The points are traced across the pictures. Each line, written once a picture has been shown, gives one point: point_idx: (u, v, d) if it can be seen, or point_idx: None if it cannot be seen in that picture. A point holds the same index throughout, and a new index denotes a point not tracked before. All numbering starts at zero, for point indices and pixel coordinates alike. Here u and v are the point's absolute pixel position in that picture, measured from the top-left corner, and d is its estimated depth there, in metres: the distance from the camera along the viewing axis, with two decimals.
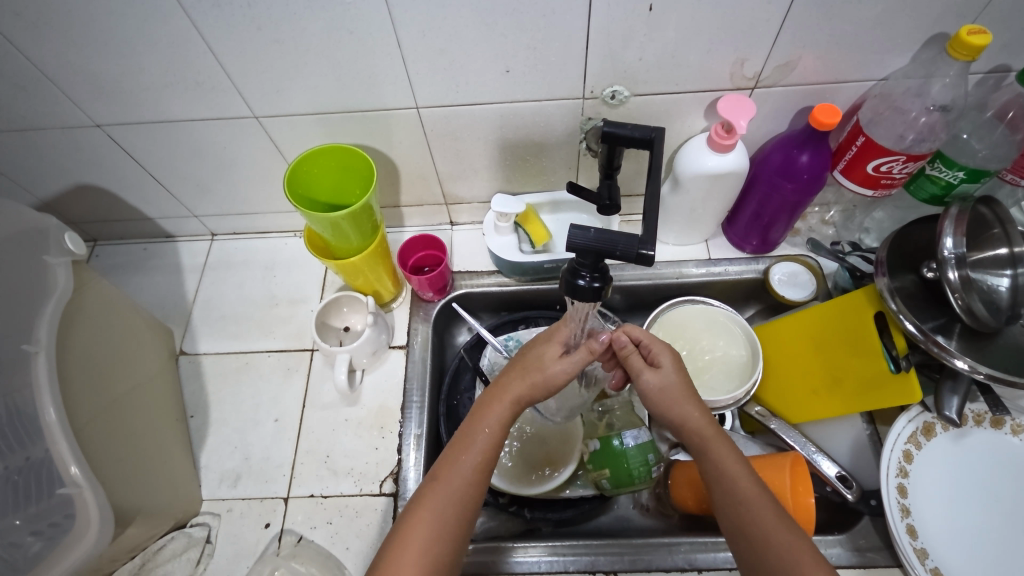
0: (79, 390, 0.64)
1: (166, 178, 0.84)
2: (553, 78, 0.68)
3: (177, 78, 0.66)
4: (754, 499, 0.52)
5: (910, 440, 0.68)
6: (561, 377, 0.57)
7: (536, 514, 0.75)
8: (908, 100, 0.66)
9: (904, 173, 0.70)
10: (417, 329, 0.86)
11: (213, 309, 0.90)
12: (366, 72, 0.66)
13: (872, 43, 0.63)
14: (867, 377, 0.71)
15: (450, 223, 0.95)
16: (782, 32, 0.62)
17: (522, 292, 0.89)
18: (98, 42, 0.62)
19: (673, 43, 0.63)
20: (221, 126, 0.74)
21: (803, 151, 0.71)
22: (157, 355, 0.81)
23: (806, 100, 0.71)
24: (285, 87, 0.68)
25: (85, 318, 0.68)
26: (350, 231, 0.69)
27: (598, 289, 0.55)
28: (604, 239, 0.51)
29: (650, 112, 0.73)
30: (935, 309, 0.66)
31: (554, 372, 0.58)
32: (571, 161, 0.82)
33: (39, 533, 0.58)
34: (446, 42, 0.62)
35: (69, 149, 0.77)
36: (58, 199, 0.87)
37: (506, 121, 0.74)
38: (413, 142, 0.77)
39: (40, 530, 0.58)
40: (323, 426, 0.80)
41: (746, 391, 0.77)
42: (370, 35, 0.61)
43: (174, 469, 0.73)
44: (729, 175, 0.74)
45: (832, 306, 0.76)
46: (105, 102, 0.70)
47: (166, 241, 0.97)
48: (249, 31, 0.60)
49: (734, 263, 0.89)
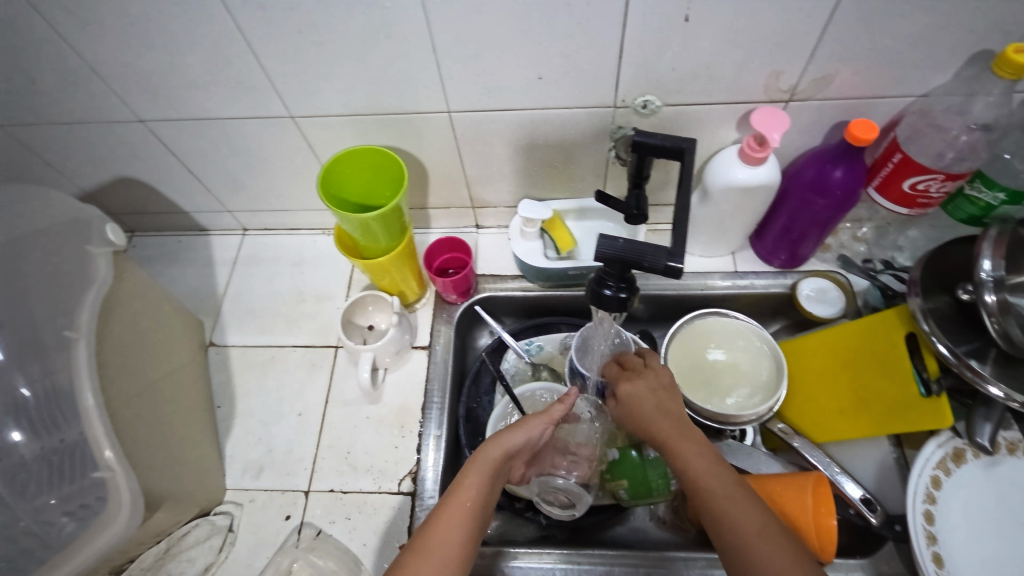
0: (115, 376, 0.66)
1: (203, 173, 0.86)
2: (585, 86, 0.68)
3: (219, 76, 0.68)
4: (726, 495, 0.55)
5: (938, 466, 0.66)
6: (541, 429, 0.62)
7: (551, 521, 0.75)
8: (948, 119, 0.64)
9: (941, 192, 0.68)
10: (439, 330, 0.87)
11: (242, 302, 0.93)
12: (401, 76, 0.67)
13: (912, 59, 0.62)
14: (895, 399, 0.70)
15: (475, 226, 0.96)
16: (820, 46, 0.61)
17: (545, 298, 0.89)
18: (145, 41, 0.64)
19: (708, 54, 0.63)
20: (258, 125, 0.76)
21: (837, 166, 0.70)
22: (187, 345, 0.83)
23: (842, 114, 0.70)
24: (322, 88, 0.69)
25: (122, 306, 0.71)
26: (379, 232, 0.70)
27: (624, 299, 0.55)
28: (632, 250, 0.52)
29: (682, 122, 0.73)
30: (969, 332, 0.65)
31: (533, 426, 0.61)
32: (599, 169, 0.82)
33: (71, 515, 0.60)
34: (481, 48, 0.63)
35: (113, 143, 0.80)
36: (100, 190, 0.90)
37: (536, 127, 0.75)
38: (444, 145, 0.78)
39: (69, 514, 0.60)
40: (345, 423, 0.81)
41: (769, 407, 0.76)
42: (406, 39, 0.62)
43: (200, 457, 0.75)
44: (759, 189, 0.73)
45: (861, 325, 0.74)
46: (148, 98, 0.72)
47: (200, 234, 1.00)
48: (290, 33, 0.62)
49: (761, 277, 0.88)
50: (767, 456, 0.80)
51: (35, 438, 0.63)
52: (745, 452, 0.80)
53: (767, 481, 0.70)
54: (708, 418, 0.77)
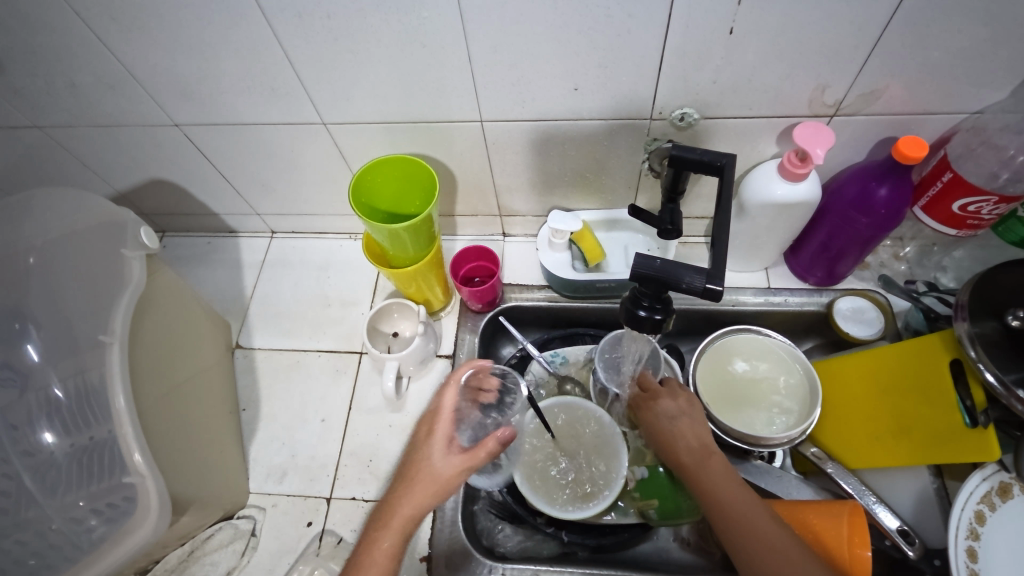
0: (147, 378, 0.66)
1: (234, 176, 0.87)
2: (621, 97, 0.66)
3: (253, 82, 0.68)
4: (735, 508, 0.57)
5: (983, 500, 0.64)
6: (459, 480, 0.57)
7: (573, 538, 0.74)
8: (1005, 137, 0.61)
9: (994, 215, 0.65)
10: (464, 339, 0.86)
11: (268, 305, 0.93)
12: (435, 85, 0.66)
13: (968, 75, 0.60)
14: (938, 429, 0.67)
15: (502, 234, 0.95)
16: (870, 59, 0.59)
17: (572, 309, 0.88)
18: (183, 46, 0.65)
19: (751, 67, 0.61)
20: (290, 131, 0.76)
21: (882, 184, 0.67)
22: (214, 348, 0.84)
23: (889, 130, 0.68)
24: (355, 96, 0.69)
25: (154, 308, 0.71)
26: (408, 241, 0.70)
27: (659, 321, 0.54)
28: (668, 271, 0.50)
29: (719, 135, 0.71)
30: (1019, 360, 0.61)
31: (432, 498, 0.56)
32: (631, 180, 0.81)
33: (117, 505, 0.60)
34: (517, 58, 0.62)
35: (149, 146, 0.81)
36: (133, 191, 0.91)
37: (569, 137, 0.73)
38: (474, 154, 0.77)
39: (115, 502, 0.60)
40: (368, 430, 0.81)
41: (802, 430, 0.74)
42: (442, 48, 0.61)
43: (225, 460, 0.76)
44: (798, 206, 0.71)
45: (903, 349, 0.72)
46: (184, 103, 0.73)
47: (229, 236, 1.01)
48: (326, 41, 0.62)
49: (795, 294, 0.85)
50: (797, 480, 0.77)
51: (70, 434, 0.65)
52: (775, 475, 0.78)
53: (801, 508, 0.68)
54: (737, 438, 0.75)
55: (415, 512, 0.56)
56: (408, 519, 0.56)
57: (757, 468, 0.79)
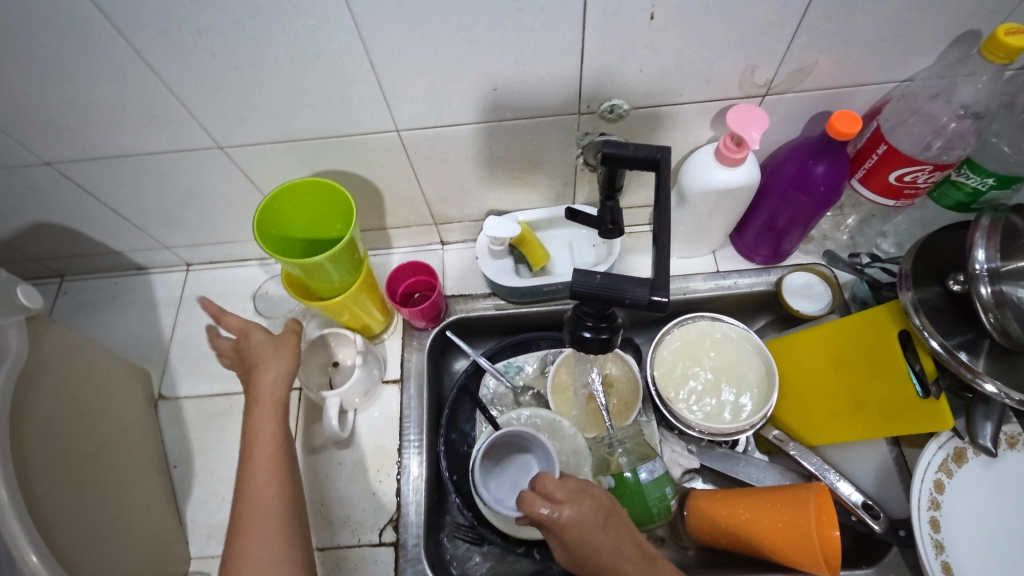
0: (42, 458, 0.58)
1: (130, 211, 0.77)
2: (545, 95, 0.62)
3: (129, 111, 0.60)
4: None
5: (940, 469, 0.64)
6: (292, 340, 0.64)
7: (546, 553, 0.71)
8: (935, 106, 0.60)
9: (929, 183, 0.65)
10: (410, 360, 0.81)
11: (191, 347, 0.85)
12: (341, 97, 0.60)
13: (895, 45, 0.58)
14: (891, 401, 0.67)
15: (440, 242, 0.90)
16: (798, 36, 0.56)
17: (521, 314, 0.84)
18: (34, 76, 0.55)
19: (677, 52, 0.57)
20: (184, 158, 0.68)
21: (819, 161, 0.65)
22: (132, 403, 0.76)
23: (822, 105, 0.66)
24: (252, 116, 0.62)
25: (47, 375, 0.63)
26: (331, 271, 0.63)
27: (606, 340, 0.50)
28: (612, 286, 0.47)
29: (652, 124, 0.67)
30: (961, 323, 0.62)
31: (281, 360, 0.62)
32: (567, 176, 0.77)
33: None
34: (426, 62, 0.56)
35: (22, 189, 0.71)
36: (16, 238, 0.80)
37: (496, 138, 0.68)
38: (396, 164, 0.71)
39: None
40: (316, 472, 0.76)
41: (762, 415, 0.72)
42: (340, 60, 0.55)
43: (158, 529, 0.69)
44: (738, 190, 0.69)
45: (852, 323, 0.71)
46: (51, 139, 0.64)
47: (138, 274, 0.91)
48: (204, 59, 0.54)
49: (744, 275, 0.84)
50: (762, 462, 0.77)
51: None
52: (736, 460, 0.77)
53: (767, 499, 0.66)
54: (698, 431, 0.73)
55: (277, 382, 0.61)
56: (273, 386, 0.61)
57: (718, 455, 0.78)
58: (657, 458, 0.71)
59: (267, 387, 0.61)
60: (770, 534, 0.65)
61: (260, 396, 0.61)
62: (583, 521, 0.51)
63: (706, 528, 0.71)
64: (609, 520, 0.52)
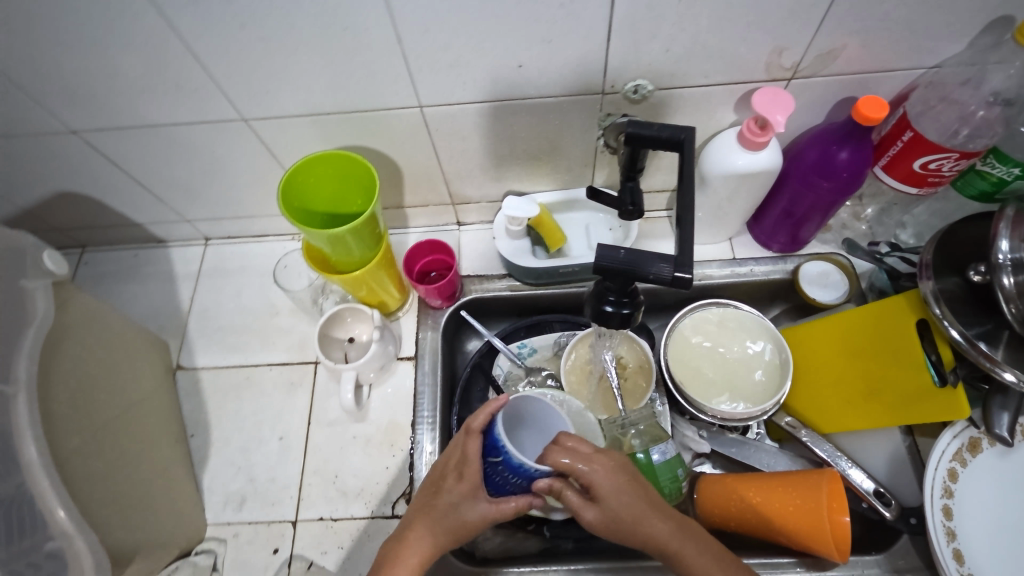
0: (67, 420, 0.60)
1: (153, 183, 0.78)
2: (570, 73, 0.61)
3: (157, 80, 0.60)
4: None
5: (955, 457, 0.64)
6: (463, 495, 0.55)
7: (556, 532, 0.73)
8: (964, 92, 0.60)
9: (953, 171, 0.64)
10: (425, 338, 0.81)
11: (209, 319, 0.86)
12: (366, 71, 0.60)
13: (926, 29, 0.57)
14: (906, 391, 0.67)
15: (457, 223, 0.90)
16: (828, 19, 0.56)
17: (536, 296, 0.84)
18: (65, 42, 0.56)
19: (705, 33, 0.57)
20: (208, 130, 0.68)
21: (843, 147, 0.65)
22: (152, 373, 0.77)
23: (848, 91, 0.65)
24: (278, 88, 0.62)
25: (73, 341, 0.64)
26: (353, 245, 0.64)
27: (627, 315, 0.50)
28: (635, 261, 0.47)
29: (676, 106, 0.67)
30: (981, 314, 0.61)
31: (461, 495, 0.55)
32: (587, 158, 0.76)
33: (36, 566, 0.52)
34: (453, 36, 0.56)
35: (48, 158, 0.72)
36: (40, 207, 0.82)
37: (518, 117, 0.68)
38: (417, 141, 0.71)
39: (34, 562, 0.52)
40: (330, 445, 0.76)
41: (774, 403, 0.73)
42: (367, 32, 0.55)
43: (175, 494, 0.70)
44: (759, 174, 0.68)
45: (869, 312, 0.71)
46: (79, 108, 0.64)
47: (158, 247, 0.92)
48: (234, 28, 0.54)
49: (760, 263, 0.84)
50: (773, 449, 0.77)
51: None
52: (750, 446, 0.78)
53: (780, 483, 0.67)
54: (709, 416, 0.74)
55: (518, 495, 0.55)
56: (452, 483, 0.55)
57: (730, 440, 0.79)
58: (669, 440, 0.73)
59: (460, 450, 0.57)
60: (783, 516, 0.65)
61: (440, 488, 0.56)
62: (613, 470, 0.52)
63: (716, 511, 0.71)
64: (633, 477, 0.53)
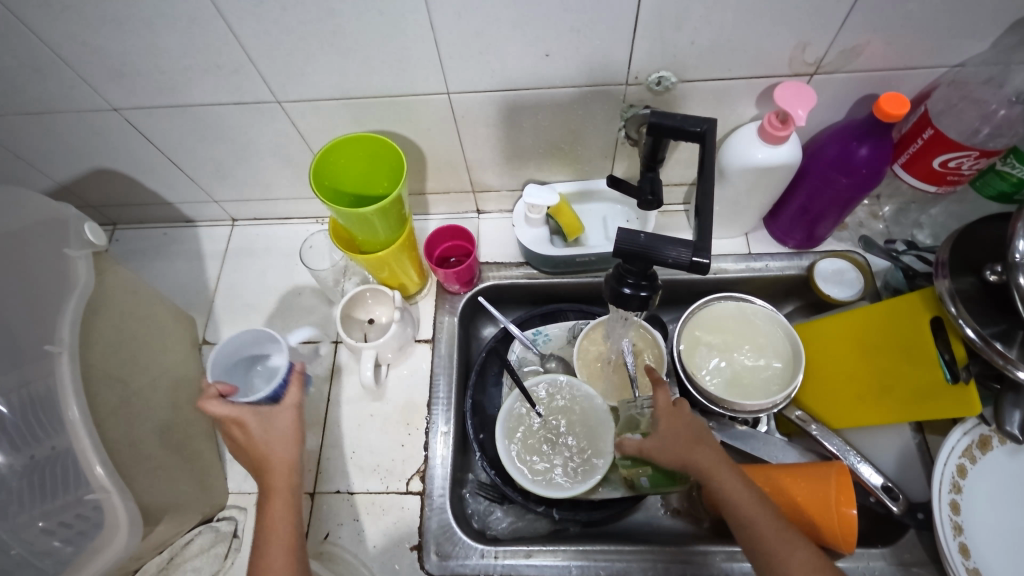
0: (103, 383, 0.62)
1: (185, 162, 0.81)
2: (596, 63, 0.63)
3: (198, 60, 0.63)
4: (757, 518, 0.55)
5: (964, 454, 0.65)
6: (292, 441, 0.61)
7: (564, 515, 0.72)
8: (986, 91, 0.61)
9: (973, 170, 0.65)
10: (442, 321, 0.83)
11: (235, 297, 0.89)
12: (398, 56, 0.62)
13: (950, 28, 0.58)
14: (919, 386, 0.67)
15: (476, 211, 0.92)
16: (853, 14, 0.57)
17: (553, 285, 0.86)
18: (113, 21, 0.58)
19: (730, 26, 0.58)
20: (243, 111, 0.70)
21: (863, 143, 0.66)
22: (179, 345, 0.80)
23: (869, 88, 0.66)
24: (311, 71, 0.64)
25: (108, 309, 0.66)
26: (378, 225, 0.66)
27: (645, 298, 0.51)
28: (655, 245, 0.48)
29: (697, 100, 0.68)
30: (997, 314, 0.62)
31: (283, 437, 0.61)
32: (608, 150, 0.78)
33: (69, 525, 0.56)
34: (484, 24, 0.58)
35: (88, 134, 0.75)
36: (76, 183, 0.85)
37: (542, 106, 0.70)
38: (443, 127, 0.73)
39: (64, 523, 0.56)
40: (349, 421, 0.79)
41: (786, 395, 0.73)
42: (401, 18, 0.57)
43: (201, 462, 0.72)
44: (779, 169, 0.69)
45: (883, 308, 0.72)
46: (121, 86, 0.67)
47: (187, 226, 0.95)
48: (275, 11, 0.56)
49: (776, 259, 0.85)
50: (781, 442, 0.78)
51: (8, 450, 0.58)
52: (761, 440, 0.78)
53: (788, 473, 0.67)
54: (721, 407, 0.75)
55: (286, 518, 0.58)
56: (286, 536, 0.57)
57: (740, 433, 0.80)
58: None
59: (278, 498, 0.58)
60: (788, 506, 0.66)
61: (273, 526, 0.57)
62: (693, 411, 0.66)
63: None
64: None
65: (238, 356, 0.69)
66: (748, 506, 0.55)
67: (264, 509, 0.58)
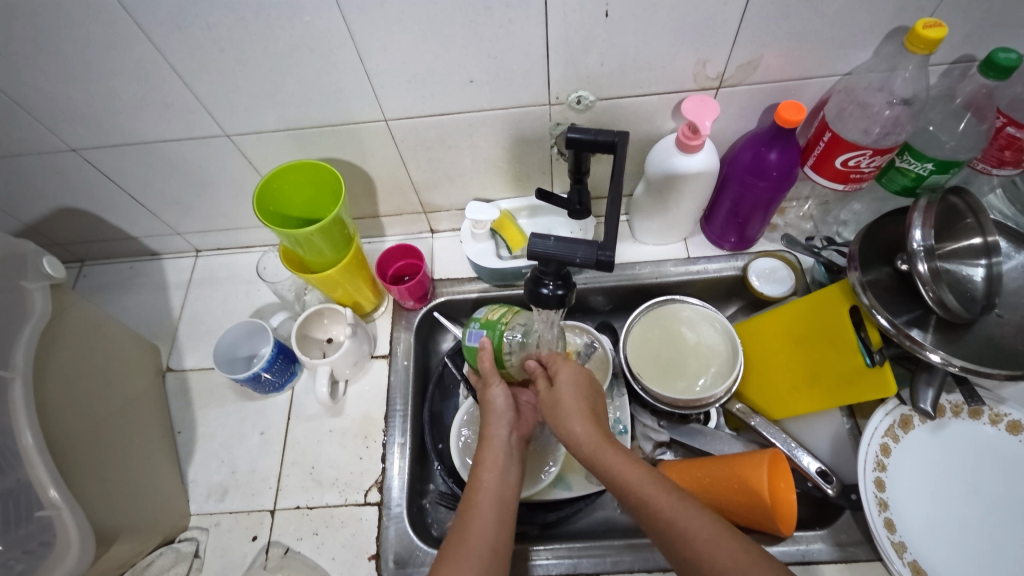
0: (60, 411, 0.65)
1: (145, 197, 0.85)
2: (518, 86, 0.68)
3: (147, 100, 0.67)
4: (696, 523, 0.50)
5: (887, 434, 0.68)
6: (499, 395, 0.65)
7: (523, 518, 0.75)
8: (871, 95, 0.66)
9: (872, 167, 0.69)
10: (399, 336, 0.87)
11: (198, 324, 0.92)
12: (333, 87, 0.66)
13: (832, 40, 0.63)
14: (844, 372, 0.71)
15: (430, 231, 0.96)
16: (742, 33, 0.62)
17: (504, 298, 0.90)
18: (64, 67, 0.63)
19: (633, 47, 0.63)
20: (196, 145, 0.75)
21: (772, 149, 0.71)
22: (143, 373, 0.82)
23: (771, 98, 0.72)
24: (255, 106, 0.69)
25: (68, 338, 0.69)
26: (321, 245, 0.70)
27: (562, 296, 0.60)
28: (564, 248, 0.53)
29: (619, 116, 0.74)
30: (910, 301, 0.66)
31: (495, 400, 0.65)
32: (545, 165, 0.82)
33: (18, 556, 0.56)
34: (409, 56, 0.63)
35: (50, 175, 0.79)
36: (42, 223, 0.88)
37: (474, 129, 0.74)
38: (386, 152, 0.78)
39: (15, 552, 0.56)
40: (308, 438, 0.81)
41: (727, 388, 0.77)
42: (332, 52, 0.62)
43: (162, 486, 0.75)
44: (701, 175, 0.74)
45: (810, 301, 0.76)
46: (79, 128, 0.71)
47: (152, 259, 0.99)
48: (213, 52, 0.61)
49: (713, 261, 0.89)
50: (728, 436, 0.80)
51: None
52: (708, 434, 0.81)
53: (727, 462, 0.70)
54: (667, 404, 0.78)
55: (499, 480, 0.60)
56: (495, 499, 0.58)
57: (690, 429, 0.82)
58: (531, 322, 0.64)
59: (492, 450, 0.62)
60: (730, 492, 0.69)
61: (480, 498, 0.58)
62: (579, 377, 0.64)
63: None
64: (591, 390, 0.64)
65: (234, 352, 0.83)
66: (672, 510, 0.51)
67: (479, 461, 0.61)
